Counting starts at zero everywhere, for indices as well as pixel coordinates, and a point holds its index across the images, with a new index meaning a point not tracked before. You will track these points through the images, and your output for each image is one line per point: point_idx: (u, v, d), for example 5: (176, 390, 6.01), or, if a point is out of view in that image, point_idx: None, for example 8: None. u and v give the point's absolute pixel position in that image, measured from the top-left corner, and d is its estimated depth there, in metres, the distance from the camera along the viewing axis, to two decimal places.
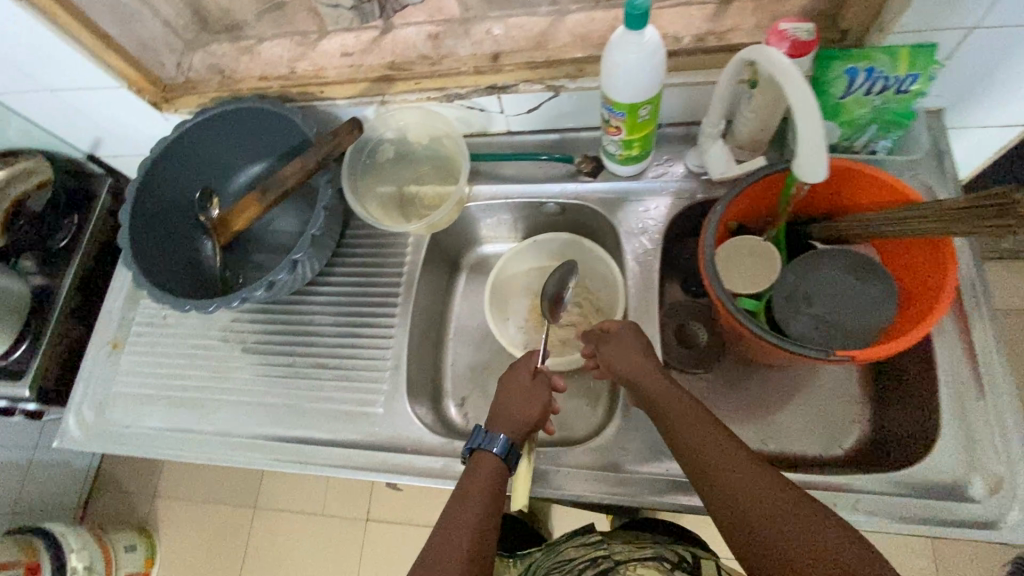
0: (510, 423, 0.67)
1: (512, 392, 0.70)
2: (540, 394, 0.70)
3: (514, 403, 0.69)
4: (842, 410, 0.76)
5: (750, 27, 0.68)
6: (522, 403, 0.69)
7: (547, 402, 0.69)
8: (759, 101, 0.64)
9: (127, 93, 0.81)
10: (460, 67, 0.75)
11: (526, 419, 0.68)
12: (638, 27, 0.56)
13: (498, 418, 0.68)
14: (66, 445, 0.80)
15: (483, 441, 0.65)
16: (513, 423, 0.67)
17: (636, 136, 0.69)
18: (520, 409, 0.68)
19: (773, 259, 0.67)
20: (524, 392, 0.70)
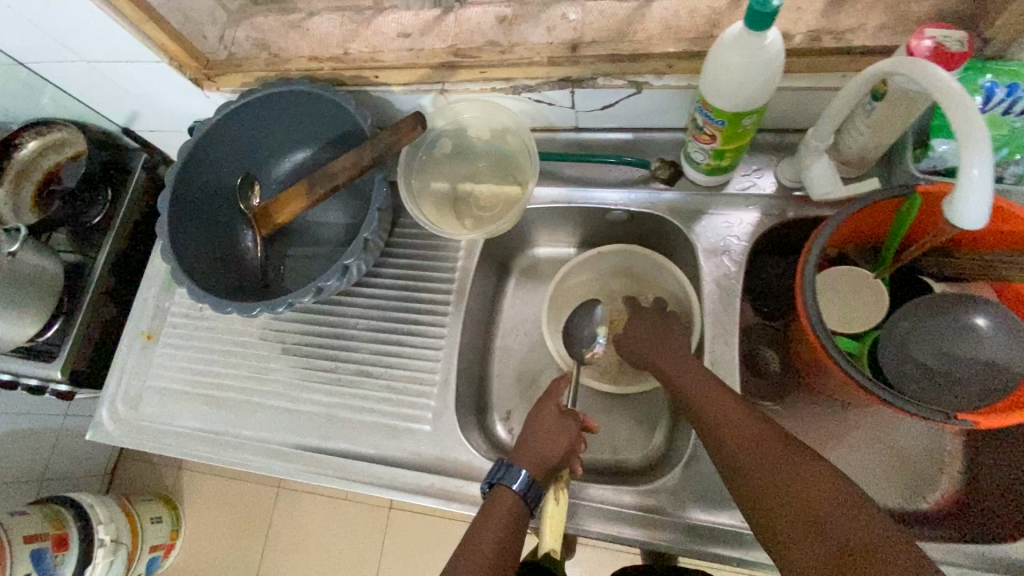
0: (533, 458, 0.63)
1: (538, 426, 0.67)
2: (565, 430, 0.66)
3: (539, 439, 0.65)
4: (927, 458, 0.70)
5: (877, 27, 0.59)
6: (545, 440, 0.65)
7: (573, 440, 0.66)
8: (881, 117, 0.56)
9: (167, 69, 0.75)
10: (532, 56, 0.67)
11: (548, 456, 0.64)
12: (760, 27, 0.48)
13: (522, 451, 0.65)
14: (99, 438, 0.77)
15: (504, 474, 0.61)
16: (538, 457, 0.63)
17: (731, 146, 0.61)
18: (543, 444, 0.65)
19: (878, 296, 0.61)
20: (547, 427, 0.66)
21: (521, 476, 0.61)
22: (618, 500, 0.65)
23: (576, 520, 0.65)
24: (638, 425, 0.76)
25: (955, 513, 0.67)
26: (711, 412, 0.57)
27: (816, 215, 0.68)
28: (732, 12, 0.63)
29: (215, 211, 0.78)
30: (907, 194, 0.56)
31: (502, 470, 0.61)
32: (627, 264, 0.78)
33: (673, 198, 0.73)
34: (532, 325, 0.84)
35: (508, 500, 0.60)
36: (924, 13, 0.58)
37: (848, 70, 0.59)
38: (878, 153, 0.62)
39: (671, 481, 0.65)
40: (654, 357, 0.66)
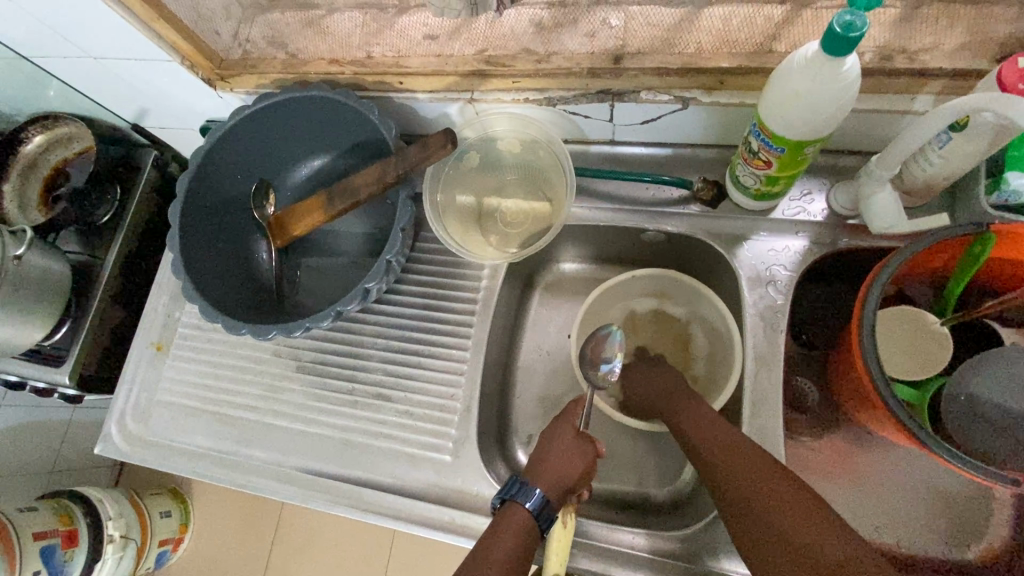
0: (550, 480, 0.59)
1: (553, 448, 0.62)
2: (581, 451, 0.62)
3: (555, 461, 0.61)
4: (977, 506, 0.65)
5: (955, 47, 0.53)
6: (561, 459, 0.61)
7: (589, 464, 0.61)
8: (957, 150, 0.52)
9: (179, 69, 0.70)
10: (571, 66, 0.61)
11: (563, 478, 0.59)
12: (837, 52, 0.43)
13: (536, 472, 0.60)
14: (108, 453, 0.75)
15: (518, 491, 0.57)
16: (553, 478, 0.59)
17: (785, 173, 0.57)
18: (558, 464, 0.60)
19: (938, 342, 0.57)
20: (564, 448, 0.62)
21: (536, 496, 0.56)
22: (648, 545, 0.62)
23: (603, 564, 0.62)
24: (667, 457, 0.72)
25: (1006, 567, 0.63)
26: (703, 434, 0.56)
27: (871, 247, 0.63)
28: (793, 25, 0.57)
29: (228, 221, 0.74)
30: (980, 233, 0.52)
31: (516, 487, 0.57)
32: (659, 291, 0.74)
33: (714, 221, 0.69)
34: (556, 345, 0.80)
35: (520, 516, 0.55)
36: (1011, 33, 0.52)
37: (920, 93, 0.54)
38: (946, 185, 0.57)
39: (704, 527, 0.61)
40: (662, 398, 0.65)
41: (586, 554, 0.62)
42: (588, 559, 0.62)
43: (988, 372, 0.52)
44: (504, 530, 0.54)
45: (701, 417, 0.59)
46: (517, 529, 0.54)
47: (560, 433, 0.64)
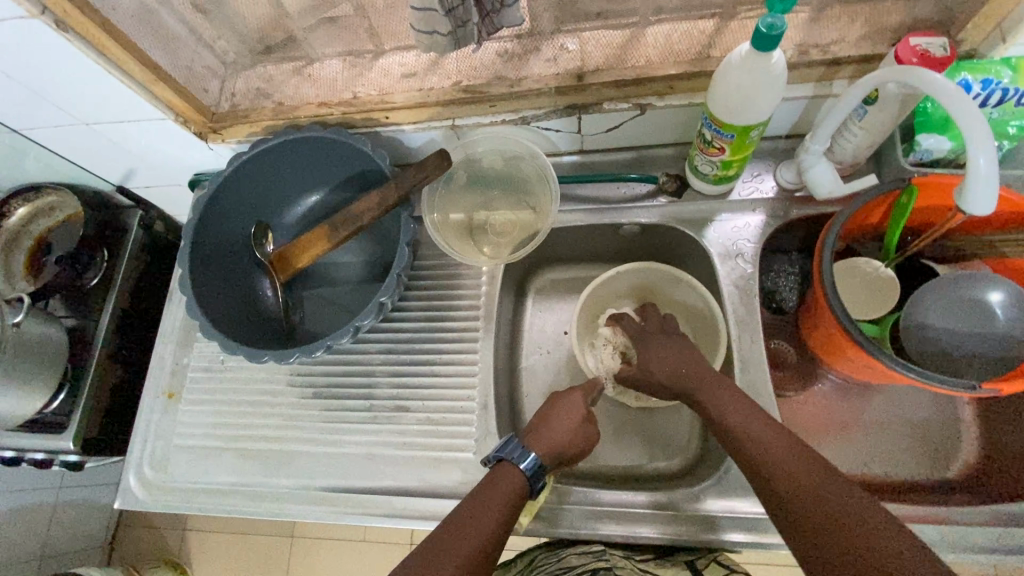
0: (548, 444, 0.65)
1: (555, 416, 0.69)
2: (583, 429, 0.68)
3: (555, 429, 0.67)
4: (945, 429, 0.73)
5: (856, 39, 0.64)
6: (562, 429, 0.67)
7: (586, 440, 0.68)
8: (873, 120, 0.62)
9: (174, 126, 0.75)
10: (540, 87, 0.69)
11: (555, 445, 0.66)
12: (766, 49, 0.52)
13: (538, 433, 0.67)
14: (129, 506, 0.75)
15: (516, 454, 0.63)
16: (552, 443, 0.65)
17: (737, 157, 0.66)
18: (558, 432, 0.67)
19: (886, 284, 0.66)
20: (569, 421, 0.68)
21: (531, 459, 0.62)
22: (669, 503, 0.66)
23: (629, 527, 0.66)
24: (671, 429, 0.78)
25: (979, 478, 0.71)
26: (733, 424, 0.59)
27: (819, 214, 0.73)
28: (724, 34, 0.67)
29: (233, 262, 0.78)
30: (904, 186, 0.61)
31: (513, 447, 0.63)
32: (643, 280, 0.81)
33: (682, 208, 0.77)
34: (554, 343, 0.85)
35: (512, 479, 0.61)
36: (898, 24, 0.63)
37: (835, 78, 0.64)
38: (870, 153, 0.67)
39: (714, 480, 0.67)
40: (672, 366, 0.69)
41: (612, 521, 0.67)
42: (614, 525, 0.66)
43: (936, 300, 0.60)
44: (484, 510, 0.57)
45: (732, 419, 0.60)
46: (505, 493, 0.59)
47: (570, 405, 0.70)
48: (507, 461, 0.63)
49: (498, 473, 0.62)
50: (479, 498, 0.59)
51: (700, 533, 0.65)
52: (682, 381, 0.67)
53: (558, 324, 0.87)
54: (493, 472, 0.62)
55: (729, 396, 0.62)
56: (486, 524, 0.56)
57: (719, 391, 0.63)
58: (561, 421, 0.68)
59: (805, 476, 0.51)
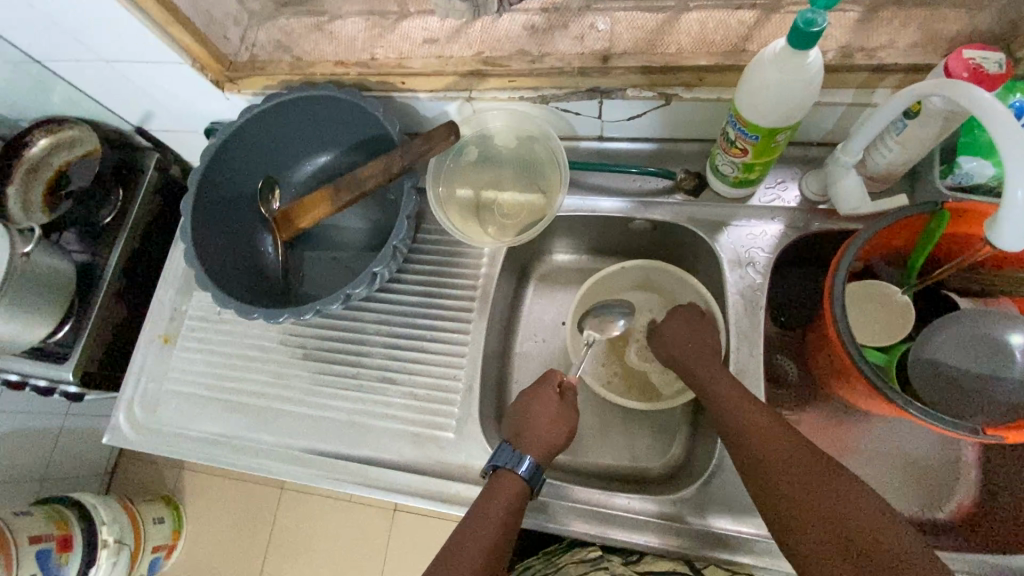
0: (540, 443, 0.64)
1: (535, 414, 0.66)
2: (564, 419, 0.66)
3: (540, 428, 0.65)
4: (944, 467, 0.70)
5: (907, 46, 0.59)
6: (543, 424, 0.65)
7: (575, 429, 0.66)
8: (911, 135, 0.57)
9: (190, 71, 0.73)
10: (563, 66, 0.66)
11: (545, 444, 0.64)
12: (802, 46, 0.48)
13: (524, 436, 0.64)
14: (116, 443, 0.76)
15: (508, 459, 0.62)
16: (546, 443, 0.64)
17: (760, 161, 0.62)
18: (544, 430, 0.65)
19: (903, 311, 0.62)
20: (548, 411, 0.66)
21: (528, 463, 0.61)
22: (642, 507, 0.65)
23: (605, 525, 0.65)
24: (658, 433, 0.76)
25: (973, 524, 0.68)
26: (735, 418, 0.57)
27: (840, 229, 0.69)
28: (763, 28, 0.63)
29: (237, 215, 0.78)
30: (936, 210, 0.57)
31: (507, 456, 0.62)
32: (647, 278, 0.79)
33: (696, 209, 0.74)
34: (551, 332, 0.84)
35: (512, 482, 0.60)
36: (955, 33, 0.59)
37: (878, 85, 0.60)
38: (905, 171, 0.63)
39: (696, 490, 0.65)
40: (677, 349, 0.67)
41: (582, 519, 0.66)
42: (584, 523, 0.65)
43: (952, 334, 0.56)
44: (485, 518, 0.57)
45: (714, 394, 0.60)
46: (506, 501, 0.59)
47: (545, 399, 0.67)
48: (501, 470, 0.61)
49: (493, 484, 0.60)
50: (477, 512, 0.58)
51: (671, 541, 0.64)
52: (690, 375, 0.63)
53: (556, 313, 0.85)
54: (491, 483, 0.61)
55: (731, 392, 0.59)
56: (490, 531, 0.56)
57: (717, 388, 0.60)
58: (539, 417, 0.66)
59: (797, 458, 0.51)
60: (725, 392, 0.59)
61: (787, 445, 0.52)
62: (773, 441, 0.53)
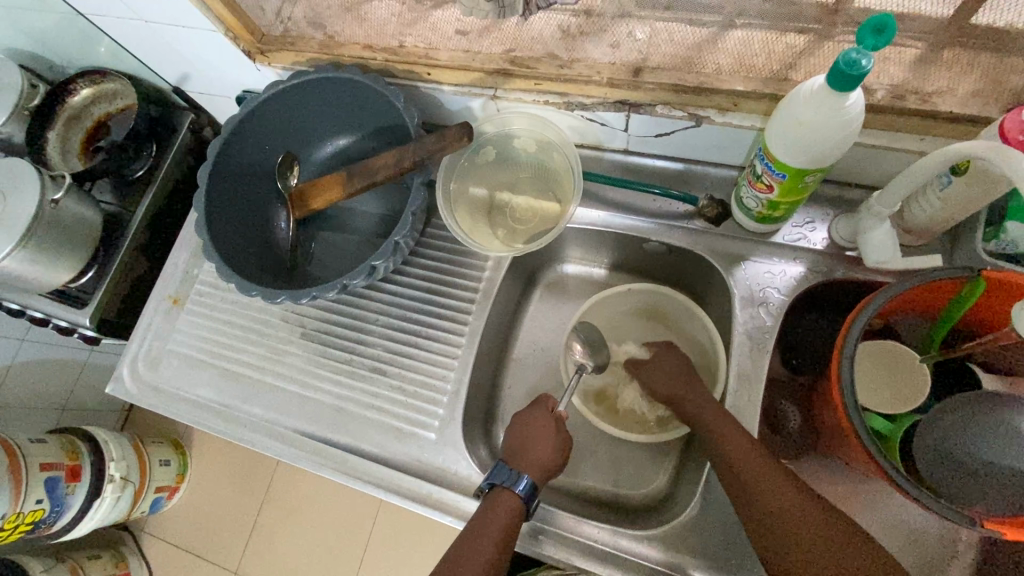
0: (535, 462, 0.63)
1: (531, 437, 0.65)
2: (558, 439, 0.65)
3: (538, 450, 0.64)
4: (941, 542, 0.67)
5: (967, 94, 0.54)
6: (541, 446, 0.64)
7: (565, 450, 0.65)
8: (956, 193, 0.53)
9: (222, 40, 0.72)
10: (592, 75, 0.63)
11: (544, 464, 0.63)
12: (842, 89, 0.44)
13: (519, 457, 0.64)
14: (118, 394, 0.79)
15: (506, 479, 0.61)
16: (539, 464, 0.63)
17: (786, 200, 0.59)
18: (541, 450, 0.64)
19: (919, 379, 0.59)
20: (545, 432, 0.66)
21: (525, 482, 0.61)
22: (611, 537, 0.64)
23: (569, 549, 0.64)
24: (644, 462, 0.74)
25: None
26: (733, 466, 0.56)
27: (866, 280, 0.64)
28: (812, 56, 0.59)
29: (254, 189, 0.79)
30: (971, 277, 0.53)
31: (505, 475, 0.61)
32: (654, 302, 0.76)
33: (716, 238, 0.71)
34: (551, 342, 0.82)
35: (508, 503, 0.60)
36: (1023, 86, 0.53)
37: (928, 133, 0.55)
38: (944, 229, 0.59)
39: (668, 529, 0.63)
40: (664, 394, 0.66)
41: (549, 541, 0.65)
42: (550, 546, 0.64)
43: (971, 417, 0.52)
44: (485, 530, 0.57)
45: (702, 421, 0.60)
46: (506, 516, 0.59)
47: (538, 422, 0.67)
48: (500, 490, 0.61)
49: (491, 499, 0.61)
50: (474, 529, 0.58)
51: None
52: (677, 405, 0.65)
53: (559, 324, 0.83)
54: (488, 502, 0.61)
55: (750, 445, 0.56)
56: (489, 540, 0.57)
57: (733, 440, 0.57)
58: (533, 439, 0.65)
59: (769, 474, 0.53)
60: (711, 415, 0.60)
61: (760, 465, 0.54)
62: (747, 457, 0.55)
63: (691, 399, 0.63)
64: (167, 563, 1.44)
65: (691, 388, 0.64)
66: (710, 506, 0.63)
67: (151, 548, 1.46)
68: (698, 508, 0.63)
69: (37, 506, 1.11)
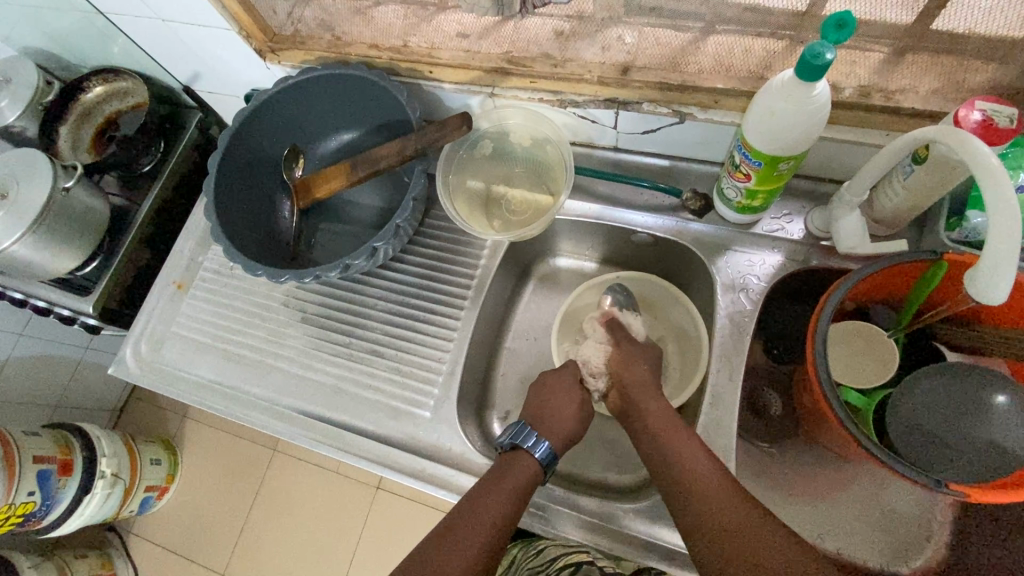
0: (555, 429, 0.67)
1: (555, 399, 0.70)
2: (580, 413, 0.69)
3: (560, 414, 0.68)
4: (917, 523, 0.70)
5: (926, 93, 0.59)
6: (563, 413, 0.68)
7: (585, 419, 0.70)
8: (918, 180, 0.57)
9: (237, 39, 0.76)
10: (583, 74, 0.68)
11: (563, 432, 0.67)
12: (811, 79, 0.49)
13: (541, 422, 0.67)
14: (120, 374, 0.81)
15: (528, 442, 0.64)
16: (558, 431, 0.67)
17: (763, 187, 0.63)
18: (563, 420, 0.68)
19: (887, 355, 0.63)
20: (570, 403, 0.69)
21: (544, 447, 0.64)
22: (597, 509, 0.66)
23: (558, 523, 0.66)
24: (634, 444, 0.77)
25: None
26: (677, 461, 0.59)
27: (839, 267, 0.69)
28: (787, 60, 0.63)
29: (259, 178, 0.82)
30: (933, 259, 0.57)
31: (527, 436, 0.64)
32: (642, 291, 0.80)
33: (699, 230, 0.75)
34: (543, 332, 0.85)
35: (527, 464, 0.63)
36: (978, 85, 0.58)
37: (894, 130, 0.60)
38: (910, 218, 0.63)
39: (654, 502, 0.66)
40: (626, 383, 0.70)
41: (538, 517, 0.67)
42: (539, 519, 0.66)
43: (938, 389, 0.56)
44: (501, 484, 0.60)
45: (655, 412, 0.65)
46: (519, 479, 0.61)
47: (565, 387, 0.71)
48: (521, 449, 0.64)
49: (511, 459, 0.63)
50: (490, 482, 0.60)
51: (624, 547, 0.64)
52: (641, 395, 0.68)
53: (551, 314, 0.87)
54: (506, 460, 0.63)
55: (685, 438, 0.60)
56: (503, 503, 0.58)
57: (682, 449, 0.59)
58: (555, 407, 0.69)
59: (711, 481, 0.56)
60: (655, 407, 0.65)
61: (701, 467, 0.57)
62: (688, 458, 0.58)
63: (646, 405, 0.66)
64: (153, 564, 1.41)
65: (652, 393, 0.68)
66: None
67: (138, 549, 1.44)
68: None
69: (29, 498, 1.10)
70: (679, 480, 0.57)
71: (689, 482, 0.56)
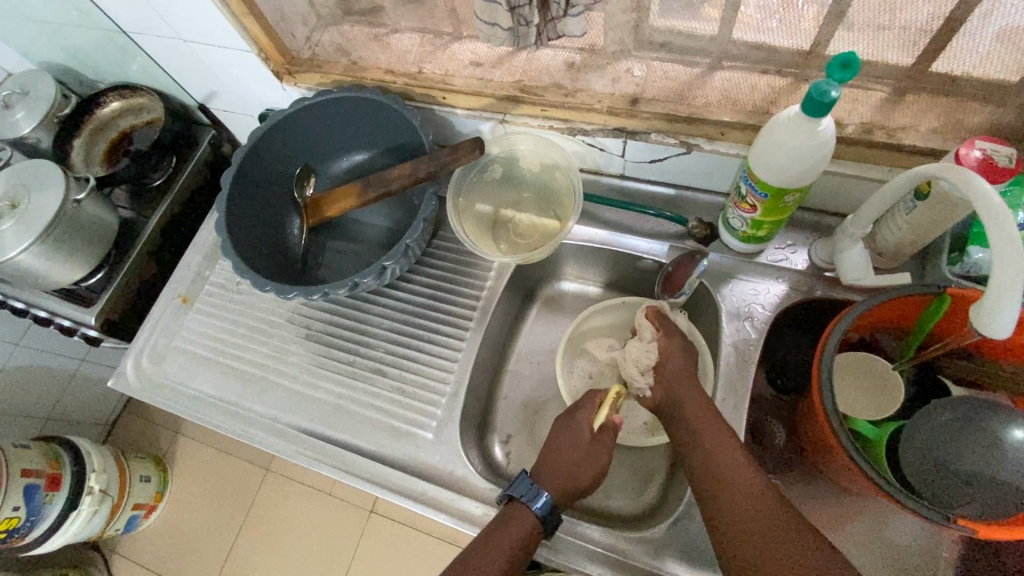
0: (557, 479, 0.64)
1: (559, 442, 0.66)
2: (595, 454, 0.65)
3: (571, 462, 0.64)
4: (925, 561, 0.68)
5: (926, 131, 0.61)
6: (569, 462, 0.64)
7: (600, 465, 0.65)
8: (921, 215, 0.58)
9: (255, 60, 0.78)
10: (593, 103, 0.70)
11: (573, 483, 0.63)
12: (814, 114, 0.51)
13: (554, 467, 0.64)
14: (119, 388, 0.80)
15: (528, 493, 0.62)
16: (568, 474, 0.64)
17: (769, 218, 0.65)
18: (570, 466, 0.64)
19: (893, 387, 0.64)
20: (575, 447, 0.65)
21: (544, 499, 0.61)
22: (601, 537, 0.65)
23: (560, 551, 0.65)
24: (635, 476, 0.76)
25: None
26: (698, 429, 0.61)
27: (842, 299, 0.70)
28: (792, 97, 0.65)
29: (271, 194, 0.83)
30: (937, 293, 0.58)
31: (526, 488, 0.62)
32: None
33: (705, 258, 0.76)
34: (546, 356, 0.85)
35: (525, 518, 0.61)
36: (976, 125, 0.60)
37: (896, 167, 0.62)
38: (913, 252, 0.65)
39: (658, 530, 0.65)
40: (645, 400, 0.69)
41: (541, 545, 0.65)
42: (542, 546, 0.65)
43: (959, 425, 0.55)
44: (490, 550, 0.57)
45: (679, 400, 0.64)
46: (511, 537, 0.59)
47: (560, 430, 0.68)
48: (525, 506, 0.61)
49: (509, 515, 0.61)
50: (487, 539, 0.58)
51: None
52: (661, 407, 0.67)
53: (554, 338, 0.87)
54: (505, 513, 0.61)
55: (704, 420, 0.61)
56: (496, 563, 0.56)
57: (714, 436, 0.59)
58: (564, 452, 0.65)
59: (728, 456, 0.58)
60: (670, 385, 0.66)
61: (721, 439, 0.59)
62: (709, 430, 0.60)
63: (687, 404, 0.63)
64: None
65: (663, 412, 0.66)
66: (693, 510, 0.65)
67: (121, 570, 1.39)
68: (684, 510, 0.65)
69: (13, 513, 1.07)
70: (696, 451, 0.59)
71: (716, 464, 0.57)
